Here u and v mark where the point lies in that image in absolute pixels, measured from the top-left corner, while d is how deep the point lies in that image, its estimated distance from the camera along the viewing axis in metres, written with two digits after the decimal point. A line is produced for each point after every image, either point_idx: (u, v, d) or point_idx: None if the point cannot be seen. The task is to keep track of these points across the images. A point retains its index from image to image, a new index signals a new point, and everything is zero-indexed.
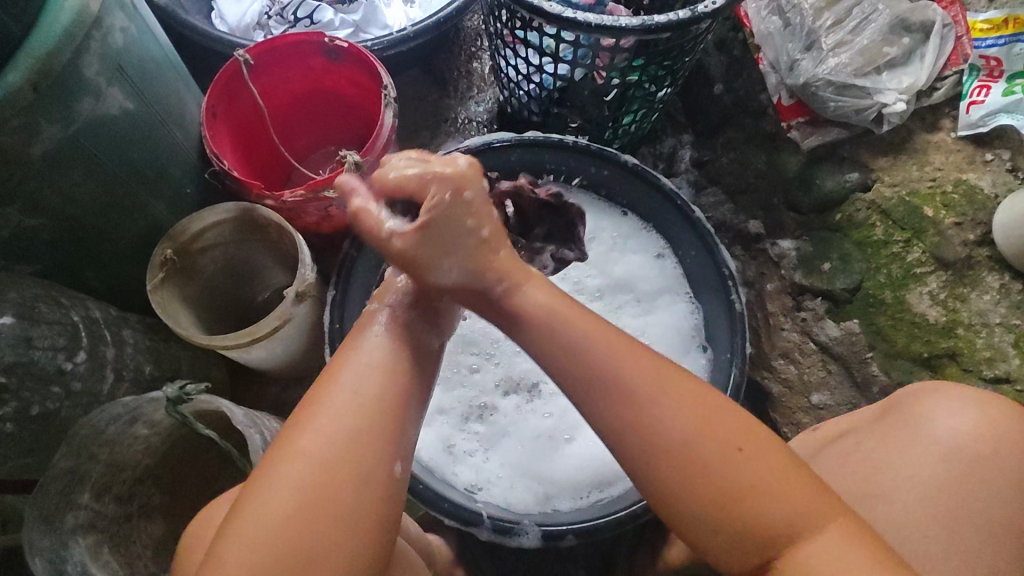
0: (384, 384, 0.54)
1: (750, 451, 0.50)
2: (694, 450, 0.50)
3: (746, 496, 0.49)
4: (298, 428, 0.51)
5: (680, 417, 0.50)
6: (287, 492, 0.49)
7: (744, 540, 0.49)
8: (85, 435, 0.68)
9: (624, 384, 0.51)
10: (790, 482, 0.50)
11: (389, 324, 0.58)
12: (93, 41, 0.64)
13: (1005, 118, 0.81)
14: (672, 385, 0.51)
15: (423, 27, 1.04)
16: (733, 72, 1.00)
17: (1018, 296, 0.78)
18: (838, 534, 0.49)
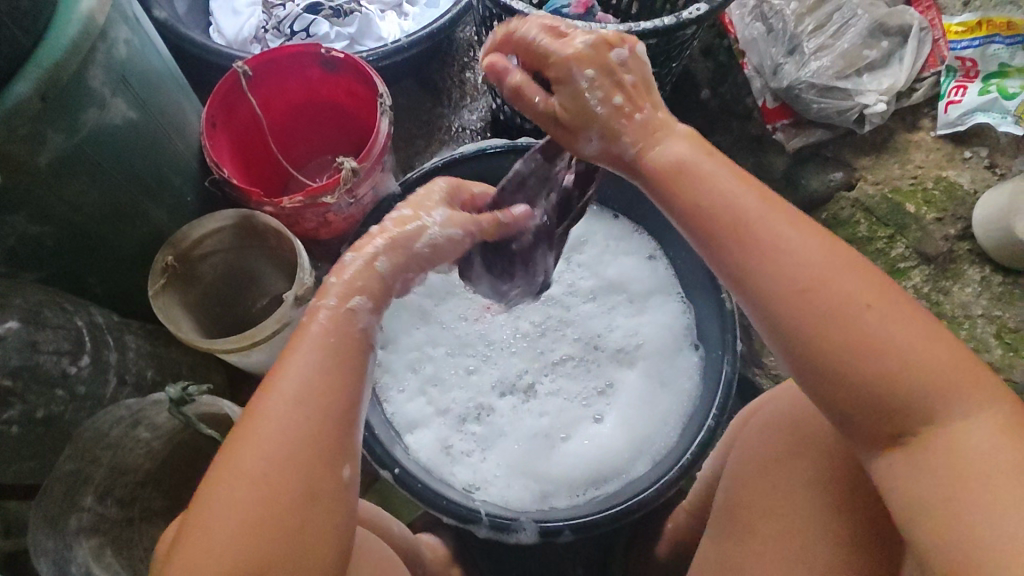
0: (327, 392, 0.47)
1: (884, 301, 0.43)
2: (833, 303, 0.43)
3: (885, 347, 0.43)
4: (241, 443, 0.45)
5: (817, 244, 0.45)
6: (233, 502, 0.43)
7: (880, 398, 0.43)
8: (88, 438, 0.69)
9: (757, 240, 0.46)
10: (926, 345, 0.43)
11: (330, 321, 0.50)
12: (98, 54, 0.66)
13: (981, 116, 0.84)
14: (795, 224, 0.46)
15: (416, 38, 1.06)
16: (719, 76, 0.98)
17: (999, 288, 0.80)
18: (979, 408, 0.42)
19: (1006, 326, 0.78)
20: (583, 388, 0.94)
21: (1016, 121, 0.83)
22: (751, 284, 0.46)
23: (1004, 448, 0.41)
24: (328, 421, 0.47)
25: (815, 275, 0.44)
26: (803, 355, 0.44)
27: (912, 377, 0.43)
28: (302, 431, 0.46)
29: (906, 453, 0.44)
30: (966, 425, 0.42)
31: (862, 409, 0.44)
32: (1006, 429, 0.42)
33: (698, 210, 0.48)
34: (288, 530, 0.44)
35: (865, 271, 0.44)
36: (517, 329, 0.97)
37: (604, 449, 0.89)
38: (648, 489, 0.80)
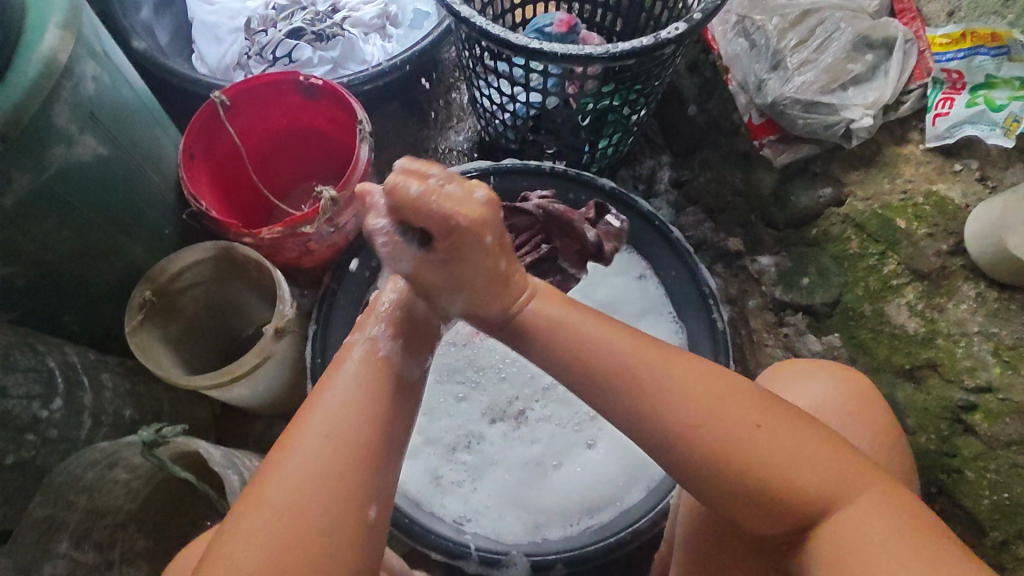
0: (362, 425, 0.46)
1: (764, 424, 0.46)
2: (715, 442, 0.46)
3: (762, 463, 0.45)
4: (270, 475, 0.43)
5: (695, 378, 0.47)
6: (259, 534, 0.41)
7: (767, 504, 0.46)
8: (63, 482, 0.68)
9: (632, 382, 0.47)
10: (804, 450, 0.46)
11: (365, 360, 0.49)
12: (63, 91, 0.65)
13: (969, 129, 0.81)
14: (676, 366, 0.48)
15: (398, 61, 1.05)
16: (704, 93, 1.01)
17: (994, 303, 0.76)
18: (865, 495, 0.46)
19: (1003, 344, 0.74)
20: (575, 413, 0.91)
21: (1006, 133, 0.79)
22: (626, 418, 0.48)
23: (897, 525, 0.45)
24: (376, 427, 0.46)
25: (702, 412, 0.46)
26: (689, 475, 0.47)
27: (796, 479, 0.46)
28: (350, 431, 0.45)
29: (816, 542, 0.46)
30: (852, 515, 0.45)
31: (760, 516, 0.47)
32: (895, 507, 0.46)
33: (575, 363, 0.48)
34: (324, 524, 0.42)
35: (746, 395, 0.47)
36: (505, 354, 0.94)
37: (597, 477, 0.86)
38: (642, 519, 0.79)
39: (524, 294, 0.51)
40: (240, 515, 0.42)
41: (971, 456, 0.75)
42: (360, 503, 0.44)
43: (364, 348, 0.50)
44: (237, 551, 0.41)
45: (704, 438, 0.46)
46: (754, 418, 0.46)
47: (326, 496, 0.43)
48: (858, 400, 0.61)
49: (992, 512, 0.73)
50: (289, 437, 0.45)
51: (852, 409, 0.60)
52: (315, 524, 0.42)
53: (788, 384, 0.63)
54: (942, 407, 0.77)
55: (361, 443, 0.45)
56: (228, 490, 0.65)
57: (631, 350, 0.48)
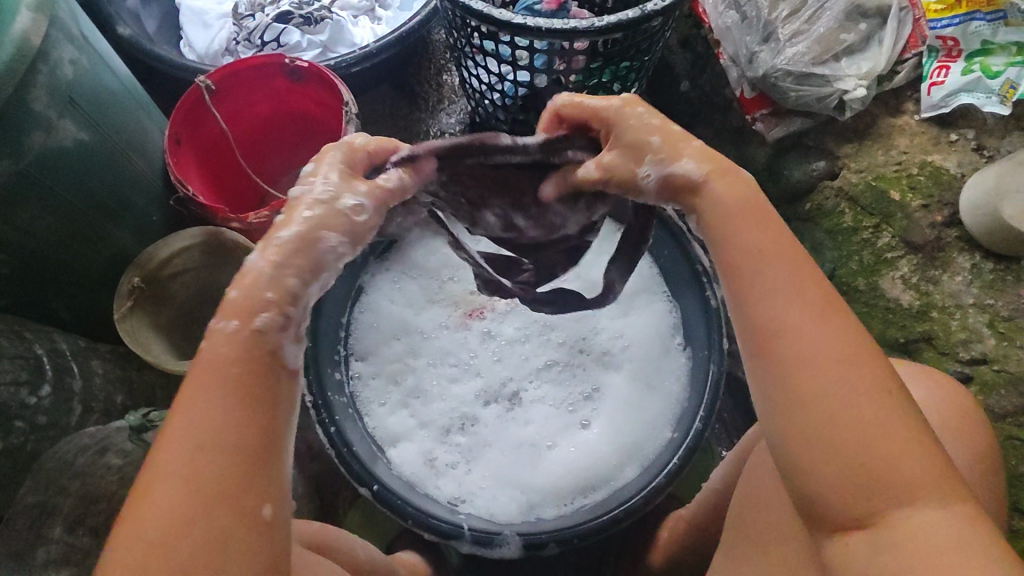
0: (237, 430, 0.41)
1: (877, 391, 0.42)
2: (837, 398, 0.42)
3: (875, 436, 0.41)
4: (135, 504, 0.39)
5: (820, 324, 0.43)
6: (131, 567, 0.37)
7: (842, 493, 0.41)
8: (51, 469, 0.69)
9: (771, 301, 0.45)
10: (915, 443, 0.41)
11: (245, 348, 0.43)
12: (40, 75, 0.65)
13: (964, 97, 0.80)
14: (809, 294, 0.45)
15: (386, 42, 1.03)
16: (697, 68, 0.99)
17: (989, 275, 0.76)
18: (954, 506, 0.40)
19: (999, 316, 0.75)
20: (569, 393, 0.90)
21: (1002, 100, 0.78)
22: (766, 359, 0.44)
23: (974, 552, 0.39)
24: (257, 438, 0.41)
25: (824, 355, 0.43)
26: (784, 416, 0.43)
27: (887, 467, 0.41)
28: (231, 440, 0.40)
29: (868, 539, 0.41)
30: (932, 518, 0.40)
31: (834, 497, 0.42)
32: (975, 528, 0.40)
33: (737, 276, 0.46)
34: (201, 550, 0.38)
35: (869, 356, 0.43)
36: (499, 337, 0.94)
37: (591, 459, 0.85)
38: (634, 497, 0.77)
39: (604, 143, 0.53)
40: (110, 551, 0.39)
41: None
42: (244, 520, 0.40)
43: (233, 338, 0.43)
44: (112, 572, 0.37)
45: (823, 388, 0.42)
46: (882, 377, 0.42)
47: (203, 522, 0.39)
48: (951, 413, 0.57)
49: None
50: (166, 430, 0.41)
51: (952, 415, 0.57)
52: (191, 554, 0.38)
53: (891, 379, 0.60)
54: None
55: (248, 456, 0.41)
56: None
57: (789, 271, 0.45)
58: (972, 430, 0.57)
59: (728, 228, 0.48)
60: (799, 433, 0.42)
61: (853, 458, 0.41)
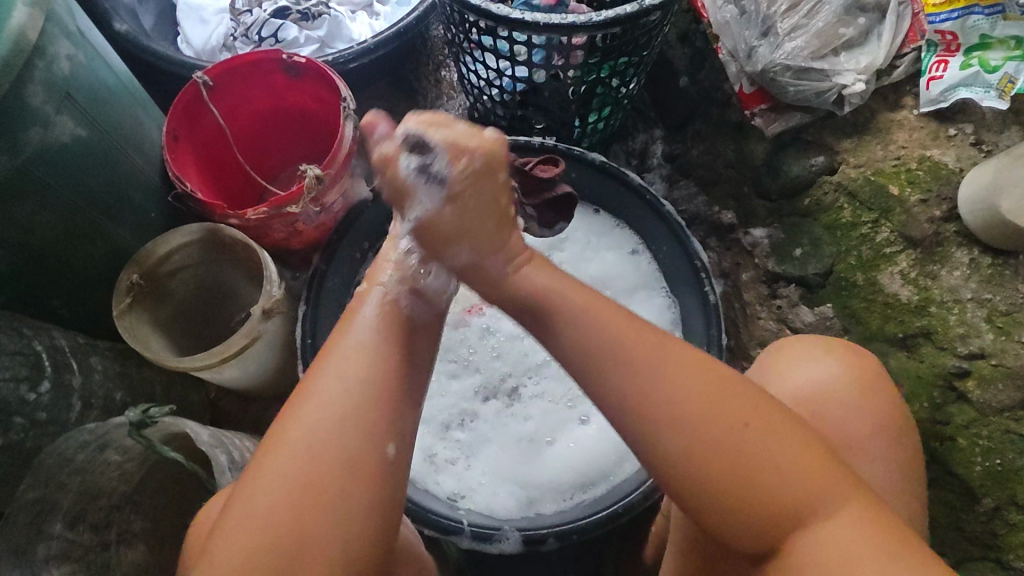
0: (375, 366, 0.49)
1: (756, 425, 0.46)
2: (712, 447, 0.46)
3: (766, 473, 0.45)
4: (288, 421, 0.46)
5: (686, 377, 0.47)
6: (284, 470, 0.44)
7: (749, 525, 0.46)
8: (51, 464, 0.67)
9: (632, 378, 0.47)
10: (801, 465, 0.46)
11: (377, 305, 0.53)
12: (36, 70, 0.65)
13: (964, 91, 0.79)
14: (666, 353, 0.48)
15: (384, 37, 1.03)
16: (696, 63, 0.99)
17: (988, 270, 0.75)
18: (846, 515, 0.45)
19: (997, 310, 0.74)
20: (568, 389, 0.90)
21: (1001, 94, 0.77)
22: (640, 427, 0.47)
23: (873, 554, 0.44)
24: (391, 378, 0.49)
25: (681, 415, 0.46)
26: (676, 476, 0.47)
27: (777, 495, 0.45)
28: (370, 374, 0.48)
29: (785, 563, 0.46)
30: (833, 529, 0.45)
31: (741, 532, 0.46)
32: (872, 528, 0.45)
33: (591, 362, 0.49)
34: (346, 466, 0.45)
35: (735, 406, 0.46)
36: (498, 333, 0.94)
37: (590, 453, 0.85)
38: (633, 492, 0.77)
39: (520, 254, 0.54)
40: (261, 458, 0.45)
41: (964, 423, 0.75)
42: (373, 451, 0.46)
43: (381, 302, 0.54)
44: (264, 480, 0.44)
45: (690, 444, 0.46)
46: (744, 418, 0.46)
47: (348, 438, 0.46)
48: (847, 390, 0.61)
49: (984, 479, 0.73)
50: (313, 371, 0.49)
51: (846, 392, 0.61)
52: (339, 468, 0.44)
53: (791, 362, 0.63)
54: (935, 374, 0.77)
55: (385, 387, 0.48)
56: (216, 470, 0.66)
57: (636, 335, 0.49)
58: (878, 403, 0.61)
59: (550, 287, 0.52)
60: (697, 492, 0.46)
61: (753, 498, 0.45)
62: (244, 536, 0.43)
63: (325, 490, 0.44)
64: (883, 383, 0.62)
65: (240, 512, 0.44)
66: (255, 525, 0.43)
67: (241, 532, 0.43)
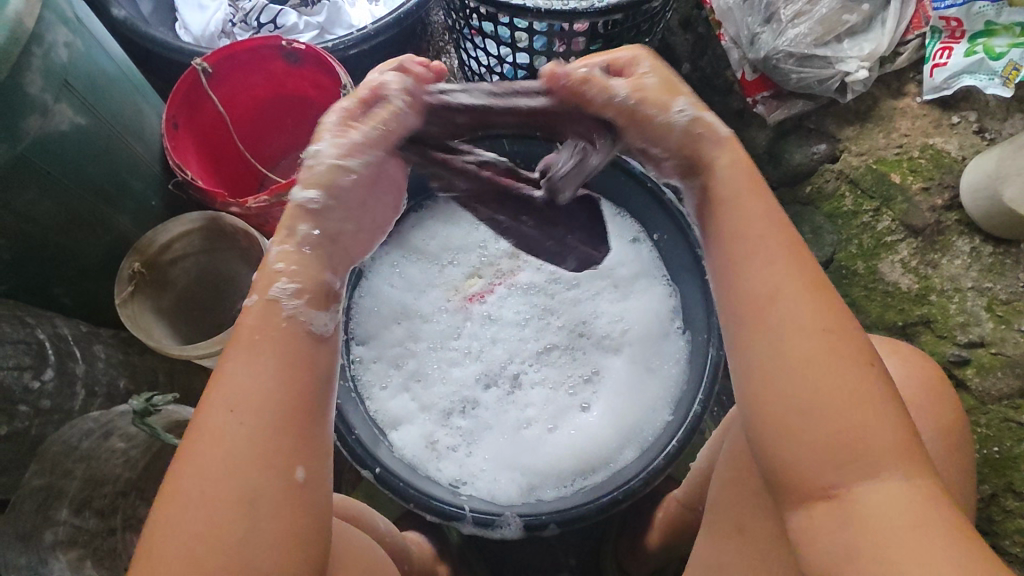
0: (274, 387, 0.45)
1: (860, 384, 0.44)
2: (806, 347, 0.45)
3: (847, 403, 0.43)
4: (179, 466, 0.43)
5: (812, 302, 0.46)
6: (176, 526, 0.42)
7: (821, 466, 0.43)
8: (57, 451, 0.69)
9: (772, 286, 0.47)
10: (880, 423, 0.43)
11: (263, 320, 0.46)
12: (34, 58, 0.64)
13: (967, 79, 0.78)
14: (804, 282, 0.47)
15: (384, 24, 1.02)
16: (698, 50, 0.98)
17: (989, 259, 0.76)
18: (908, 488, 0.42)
19: (997, 299, 0.75)
20: (569, 375, 0.91)
21: (1005, 82, 0.77)
22: (754, 325, 0.47)
23: (930, 526, 0.41)
24: (284, 406, 0.45)
25: (809, 327, 0.45)
26: (771, 389, 0.45)
27: (861, 445, 0.43)
28: (254, 410, 0.44)
29: (829, 509, 0.43)
30: (894, 489, 0.42)
31: (808, 461, 0.44)
32: (931, 499, 0.42)
33: (733, 263, 0.49)
34: (270, 483, 0.43)
35: (853, 342, 0.45)
36: (499, 320, 0.94)
37: (591, 441, 0.85)
38: (635, 479, 0.78)
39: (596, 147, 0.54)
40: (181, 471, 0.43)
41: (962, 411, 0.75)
42: (278, 487, 0.43)
43: (258, 313, 0.47)
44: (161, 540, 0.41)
45: (804, 345, 0.45)
46: (862, 358, 0.45)
47: (242, 484, 0.42)
48: (921, 386, 0.57)
49: (981, 466, 0.73)
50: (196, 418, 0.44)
51: (919, 386, 0.57)
52: (265, 486, 0.43)
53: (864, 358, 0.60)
54: None
55: (270, 426, 0.44)
56: None
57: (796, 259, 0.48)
58: (941, 405, 0.57)
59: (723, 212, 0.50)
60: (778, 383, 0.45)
61: (839, 430, 0.43)
62: (170, 556, 0.41)
63: (231, 509, 0.42)
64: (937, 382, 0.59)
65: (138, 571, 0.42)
66: (183, 543, 0.41)
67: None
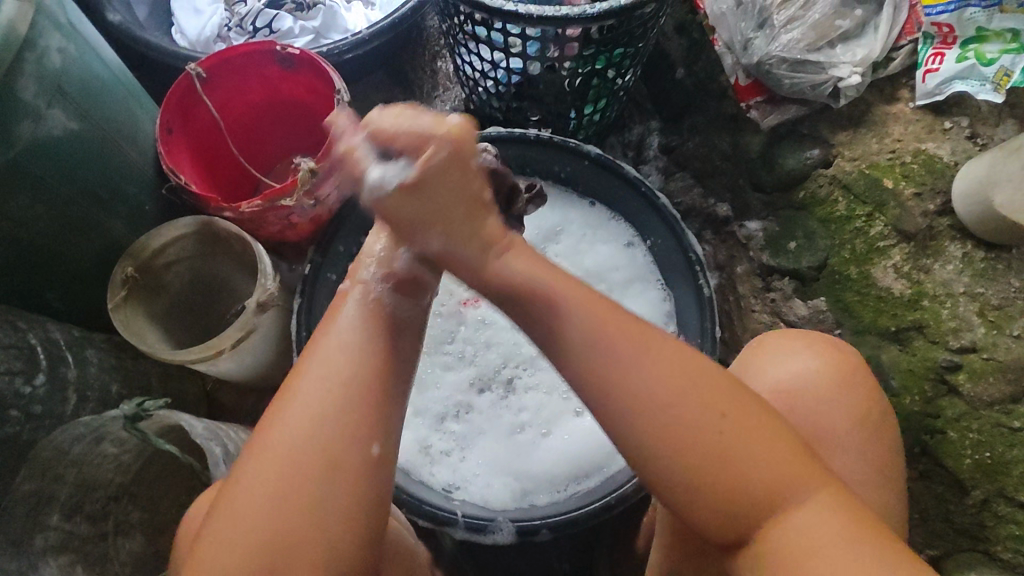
0: (362, 356, 0.49)
1: (741, 424, 0.47)
2: (682, 415, 0.46)
3: (732, 456, 0.46)
4: (273, 422, 0.47)
5: (669, 371, 0.47)
6: (262, 474, 0.45)
7: (726, 513, 0.46)
8: (48, 456, 0.68)
9: (612, 361, 0.47)
10: (778, 453, 0.47)
11: (359, 306, 0.52)
12: (27, 63, 0.65)
13: (959, 85, 0.79)
14: (645, 347, 0.47)
15: (379, 28, 1.02)
16: (693, 54, 0.99)
17: (981, 264, 0.76)
18: (821, 501, 0.47)
19: (988, 305, 0.74)
20: (563, 380, 0.91)
21: (996, 87, 0.77)
22: (604, 402, 0.47)
23: (835, 543, 0.45)
24: (374, 381, 0.48)
25: (666, 403, 0.46)
26: (651, 459, 0.47)
27: (756, 487, 0.46)
28: (344, 380, 0.48)
29: (752, 551, 0.47)
30: (802, 516, 0.46)
31: (708, 511, 0.47)
32: (841, 517, 0.46)
33: (549, 334, 0.49)
34: (317, 482, 0.45)
35: (713, 393, 0.47)
36: (493, 325, 0.94)
37: (584, 446, 0.86)
38: (627, 483, 0.77)
39: (499, 242, 0.50)
40: (244, 462, 0.47)
41: (954, 417, 0.75)
42: (358, 450, 0.46)
43: (356, 297, 0.53)
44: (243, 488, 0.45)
45: (674, 412, 0.46)
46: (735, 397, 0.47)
47: (333, 441, 0.46)
48: (833, 386, 0.61)
49: (974, 471, 0.74)
50: (288, 388, 0.48)
51: (828, 385, 0.61)
52: (315, 484, 0.45)
53: (767, 358, 0.63)
54: (926, 368, 0.77)
55: (361, 396, 0.47)
56: (211, 463, 0.68)
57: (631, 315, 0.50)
58: (854, 399, 0.61)
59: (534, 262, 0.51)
60: (660, 456, 0.46)
61: (726, 486, 0.46)
62: (224, 539, 0.44)
63: (318, 462, 0.45)
64: (866, 379, 0.63)
65: (226, 512, 0.45)
66: (234, 528, 0.44)
67: (227, 538, 0.44)
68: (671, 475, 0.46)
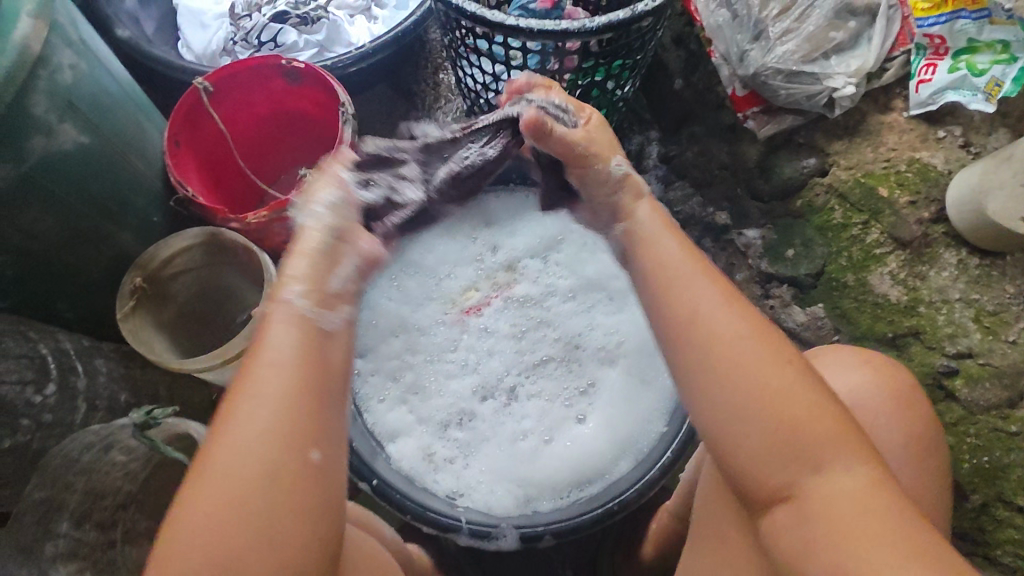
0: (306, 363, 0.46)
1: (793, 376, 0.46)
2: (742, 359, 0.47)
3: (786, 414, 0.45)
4: (213, 451, 0.43)
5: (731, 318, 0.48)
6: (205, 515, 0.41)
7: (772, 473, 0.45)
8: (59, 464, 0.70)
9: (688, 305, 0.50)
10: (821, 419, 0.45)
11: (296, 314, 0.48)
12: (40, 80, 0.66)
13: (952, 95, 0.80)
14: (720, 299, 0.49)
15: (382, 42, 1.04)
16: (690, 66, 1.00)
17: (976, 270, 0.77)
18: (868, 487, 0.44)
19: (985, 310, 0.76)
20: (565, 387, 0.92)
21: (988, 97, 0.78)
22: (679, 348, 0.50)
23: (868, 516, 0.43)
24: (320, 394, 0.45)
25: (732, 339, 0.48)
26: (707, 400, 0.48)
27: (804, 451, 0.45)
28: (294, 397, 0.44)
29: (788, 509, 0.45)
30: (842, 483, 0.44)
31: (756, 463, 0.46)
32: (880, 489, 0.44)
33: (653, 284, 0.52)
34: (273, 512, 0.42)
35: (777, 350, 0.47)
36: (496, 333, 0.95)
37: (588, 452, 0.86)
38: (628, 490, 0.80)
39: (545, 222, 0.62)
40: (184, 501, 0.42)
41: (951, 422, 0.76)
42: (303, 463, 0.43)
43: (294, 311, 0.48)
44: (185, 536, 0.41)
45: (731, 372, 0.47)
46: (787, 355, 0.47)
47: (281, 470, 0.42)
48: (881, 400, 0.59)
49: (972, 476, 0.74)
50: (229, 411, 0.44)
51: (881, 402, 0.59)
52: (270, 510, 0.42)
53: (828, 367, 0.62)
54: (924, 373, 0.78)
55: (307, 414, 0.44)
56: None
57: (690, 269, 0.52)
58: (908, 418, 0.59)
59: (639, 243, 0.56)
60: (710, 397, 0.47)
61: (771, 438, 0.45)
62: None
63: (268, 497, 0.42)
64: (910, 394, 0.60)
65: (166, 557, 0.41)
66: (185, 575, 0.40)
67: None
68: (722, 420, 0.47)
